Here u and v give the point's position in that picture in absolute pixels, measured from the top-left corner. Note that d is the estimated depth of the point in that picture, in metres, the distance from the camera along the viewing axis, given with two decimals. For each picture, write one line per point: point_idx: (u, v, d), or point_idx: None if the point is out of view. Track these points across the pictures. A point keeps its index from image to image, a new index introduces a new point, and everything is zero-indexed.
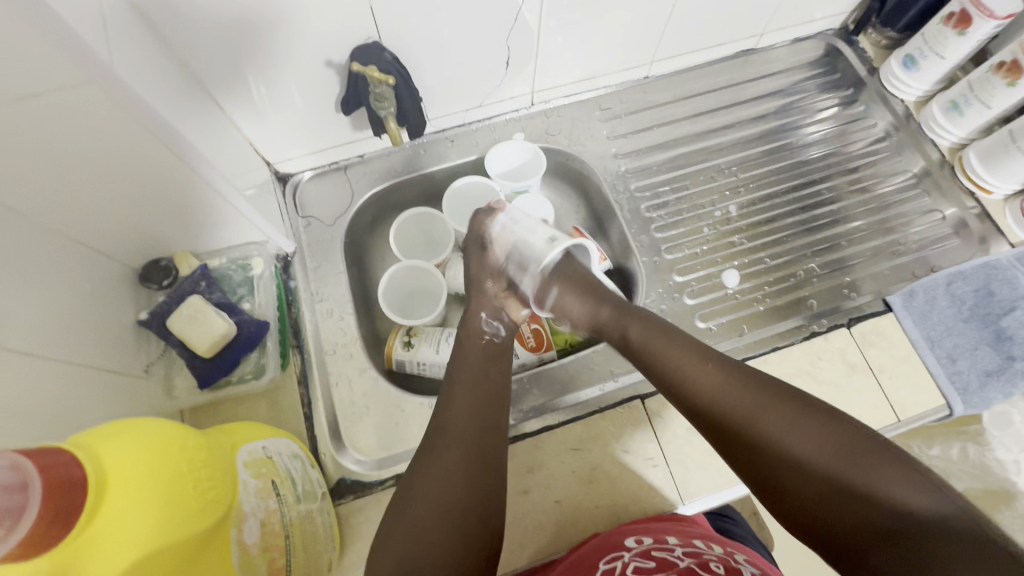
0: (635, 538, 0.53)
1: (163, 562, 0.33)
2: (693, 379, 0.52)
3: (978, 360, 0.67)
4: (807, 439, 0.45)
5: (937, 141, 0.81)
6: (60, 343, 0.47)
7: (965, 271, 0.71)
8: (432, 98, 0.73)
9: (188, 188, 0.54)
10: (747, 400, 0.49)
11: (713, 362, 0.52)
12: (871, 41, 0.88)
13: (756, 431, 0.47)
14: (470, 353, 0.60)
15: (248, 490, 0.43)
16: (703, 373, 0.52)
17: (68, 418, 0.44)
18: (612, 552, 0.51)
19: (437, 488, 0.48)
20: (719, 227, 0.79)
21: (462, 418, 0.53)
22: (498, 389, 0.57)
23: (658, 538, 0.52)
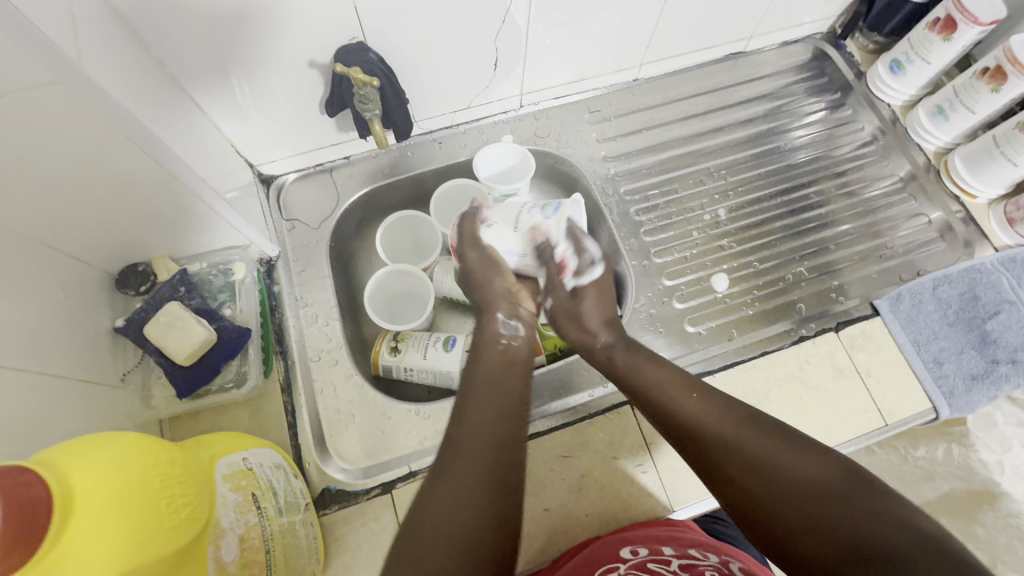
0: (630, 548, 0.52)
1: None
2: (672, 406, 0.54)
3: (964, 363, 0.68)
4: (779, 461, 0.47)
5: (923, 145, 0.82)
6: (29, 353, 0.45)
7: (951, 274, 0.72)
8: (419, 99, 0.72)
9: (166, 192, 0.52)
10: (728, 426, 0.50)
11: (692, 389, 0.55)
12: (859, 45, 0.89)
13: (730, 456, 0.49)
14: (490, 362, 0.58)
15: (227, 505, 0.42)
16: (685, 400, 0.54)
17: (37, 431, 0.42)
18: (607, 564, 0.50)
19: (452, 504, 0.45)
20: (708, 231, 0.79)
21: (490, 431, 0.50)
22: (518, 400, 0.55)
23: (653, 548, 0.51)
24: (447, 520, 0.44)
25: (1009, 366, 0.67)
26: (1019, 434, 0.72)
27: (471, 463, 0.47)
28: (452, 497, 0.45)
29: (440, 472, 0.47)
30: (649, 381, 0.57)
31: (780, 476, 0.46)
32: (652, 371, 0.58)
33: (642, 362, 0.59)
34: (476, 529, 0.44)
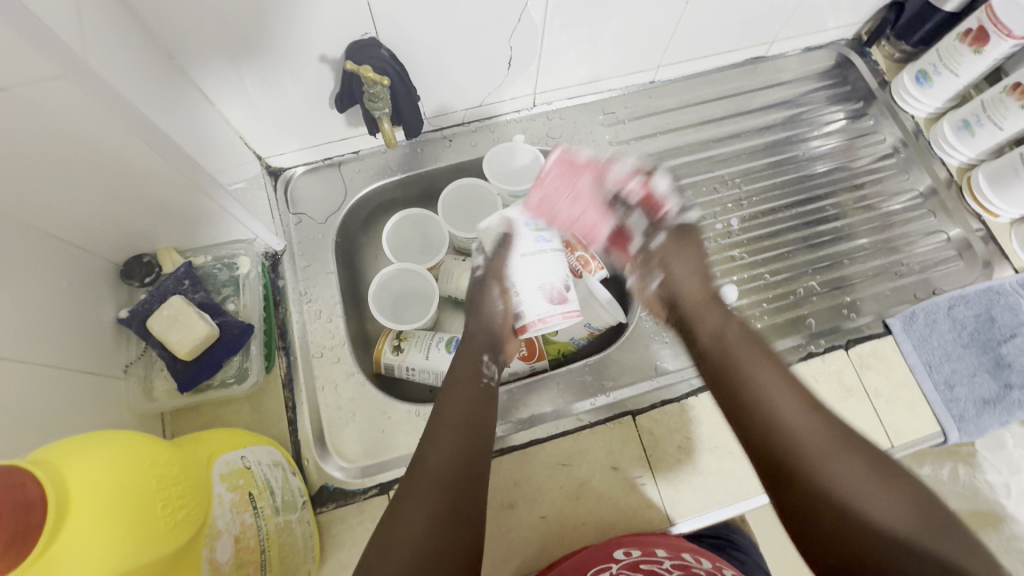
0: (624, 550, 0.53)
1: None
2: (778, 409, 0.53)
3: (976, 387, 0.66)
4: (881, 498, 0.47)
5: (946, 159, 0.80)
6: (30, 343, 0.45)
7: (968, 295, 0.70)
8: (431, 97, 0.71)
9: (170, 185, 0.52)
10: (823, 441, 0.51)
11: (800, 396, 0.54)
12: (884, 53, 0.86)
13: (831, 473, 0.49)
14: (461, 383, 0.58)
15: (223, 505, 0.41)
16: (794, 411, 0.53)
17: (37, 422, 0.43)
18: (601, 563, 0.52)
19: (416, 514, 0.48)
20: (719, 240, 0.78)
21: (451, 463, 0.51)
22: (483, 417, 0.55)
23: (646, 550, 0.53)
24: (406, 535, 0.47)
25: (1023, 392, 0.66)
26: None
27: (430, 493, 0.49)
28: (414, 513, 0.48)
29: (406, 489, 0.50)
30: (753, 372, 0.56)
31: (875, 510, 0.47)
32: (758, 365, 0.56)
33: (747, 356, 0.57)
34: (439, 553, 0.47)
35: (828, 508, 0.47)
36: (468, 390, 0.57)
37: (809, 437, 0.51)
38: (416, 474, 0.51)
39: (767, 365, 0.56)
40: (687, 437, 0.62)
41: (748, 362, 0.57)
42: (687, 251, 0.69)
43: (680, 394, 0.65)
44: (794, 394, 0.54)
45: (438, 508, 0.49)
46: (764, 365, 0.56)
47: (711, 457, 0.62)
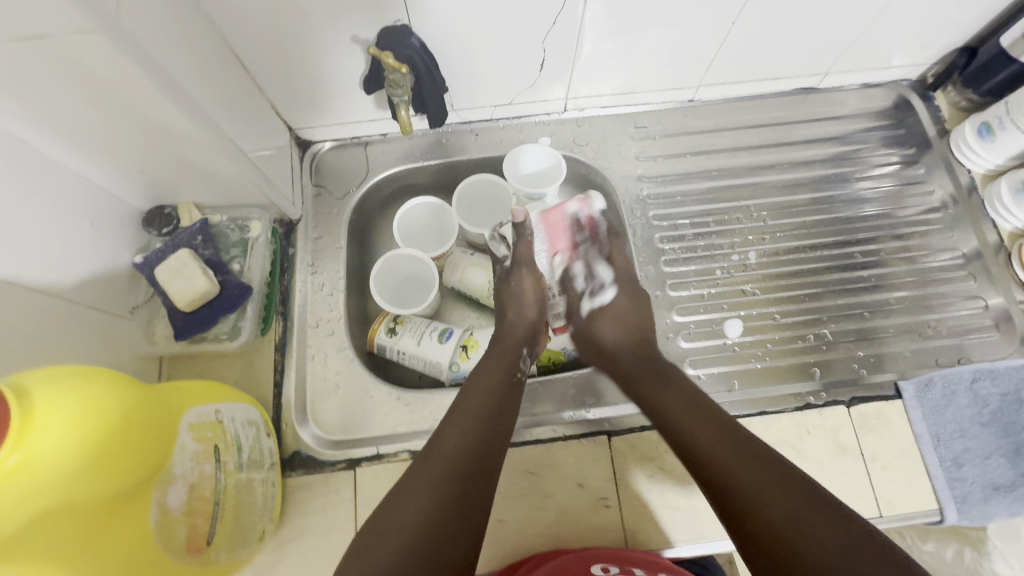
0: (601, 566, 0.53)
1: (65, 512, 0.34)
2: (707, 445, 0.49)
3: (989, 470, 0.61)
4: (820, 520, 0.42)
5: (999, 222, 0.74)
6: (39, 273, 0.48)
7: (997, 370, 0.65)
8: (460, 90, 0.71)
9: (194, 145, 0.54)
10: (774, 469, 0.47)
11: (722, 426, 0.50)
12: (949, 99, 0.81)
13: (772, 510, 0.44)
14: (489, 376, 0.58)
15: (184, 453, 0.43)
16: (720, 441, 0.49)
17: (35, 347, 0.46)
18: None
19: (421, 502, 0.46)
20: (733, 272, 0.75)
21: (464, 451, 0.50)
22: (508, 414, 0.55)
23: (624, 568, 0.53)
24: (396, 521, 0.46)
25: None
26: None
27: (438, 478, 0.48)
28: (413, 501, 0.47)
29: (410, 476, 0.49)
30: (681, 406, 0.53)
31: (812, 543, 0.41)
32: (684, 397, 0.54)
33: (672, 401, 0.54)
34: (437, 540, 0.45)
35: (778, 549, 0.42)
36: (495, 379, 0.58)
37: (746, 476, 0.46)
38: (430, 461, 0.50)
39: (687, 412, 0.52)
40: (660, 466, 0.61)
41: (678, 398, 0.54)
42: (637, 308, 0.66)
43: None
44: (719, 428, 0.50)
45: (444, 491, 0.48)
46: (690, 408, 0.53)
47: (681, 492, 0.60)
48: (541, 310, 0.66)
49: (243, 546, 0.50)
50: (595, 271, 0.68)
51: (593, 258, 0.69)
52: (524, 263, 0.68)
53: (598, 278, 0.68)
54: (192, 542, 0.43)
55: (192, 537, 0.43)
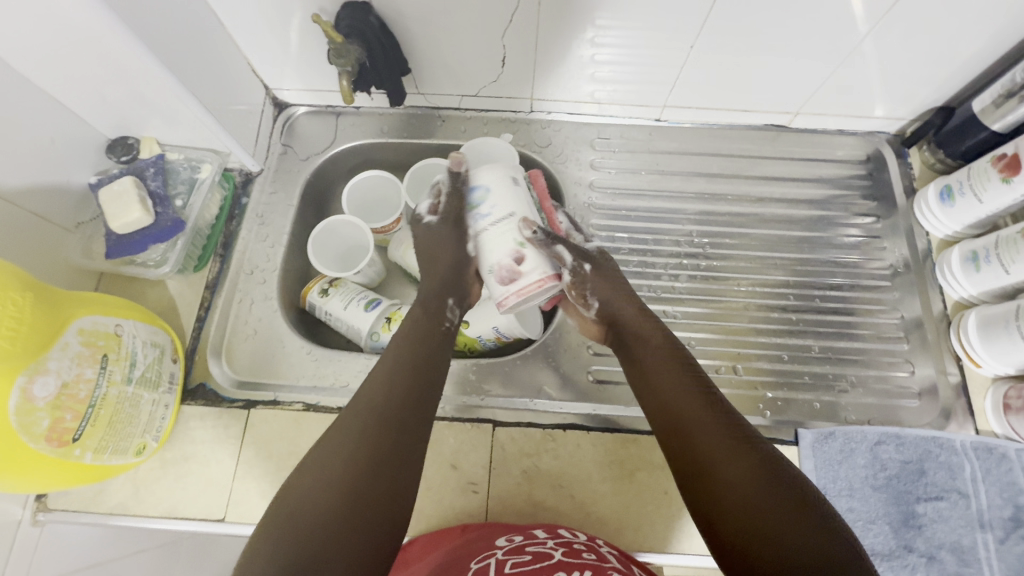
0: (505, 536, 0.54)
1: None
2: (668, 395, 0.54)
3: (870, 535, 0.60)
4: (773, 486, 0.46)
5: (946, 290, 0.72)
6: None
7: (904, 437, 0.63)
8: (427, 75, 0.74)
9: (150, 84, 0.58)
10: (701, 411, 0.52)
11: (700, 394, 0.54)
12: (923, 159, 0.79)
13: (729, 471, 0.47)
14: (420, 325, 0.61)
15: (64, 351, 0.47)
16: (693, 405, 0.53)
17: None
18: (482, 550, 0.52)
19: (349, 442, 0.50)
20: (662, 292, 0.75)
21: (394, 400, 0.53)
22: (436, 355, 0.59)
23: (526, 533, 0.54)
24: (331, 470, 0.48)
25: (922, 559, 0.59)
26: None
27: (369, 425, 0.51)
28: (345, 442, 0.50)
29: (342, 426, 0.51)
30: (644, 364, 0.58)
31: (764, 499, 0.45)
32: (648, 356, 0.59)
33: (659, 360, 0.58)
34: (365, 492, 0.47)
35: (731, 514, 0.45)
36: (435, 337, 0.60)
37: (713, 439, 0.49)
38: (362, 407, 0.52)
39: (666, 369, 0.57)
40: (535, 465, 0.61)
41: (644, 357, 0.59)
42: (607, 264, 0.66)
43: (549, 422, 0.64)
44: (691, 395, 0.54)
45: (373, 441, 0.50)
46: (674, 374, 0.56)
47: (549, 493, 0.60)
48: (463, 266, 0.64)
49: (116, 454, 0.53)
50: (556, 250, 0.59)
51: (551, 239, 0.60)
52: (451, 220, 0.64)
53: (560, 261, 0.59)
54: (55, 433, 0.47)
55: (55, 429, 0.47)
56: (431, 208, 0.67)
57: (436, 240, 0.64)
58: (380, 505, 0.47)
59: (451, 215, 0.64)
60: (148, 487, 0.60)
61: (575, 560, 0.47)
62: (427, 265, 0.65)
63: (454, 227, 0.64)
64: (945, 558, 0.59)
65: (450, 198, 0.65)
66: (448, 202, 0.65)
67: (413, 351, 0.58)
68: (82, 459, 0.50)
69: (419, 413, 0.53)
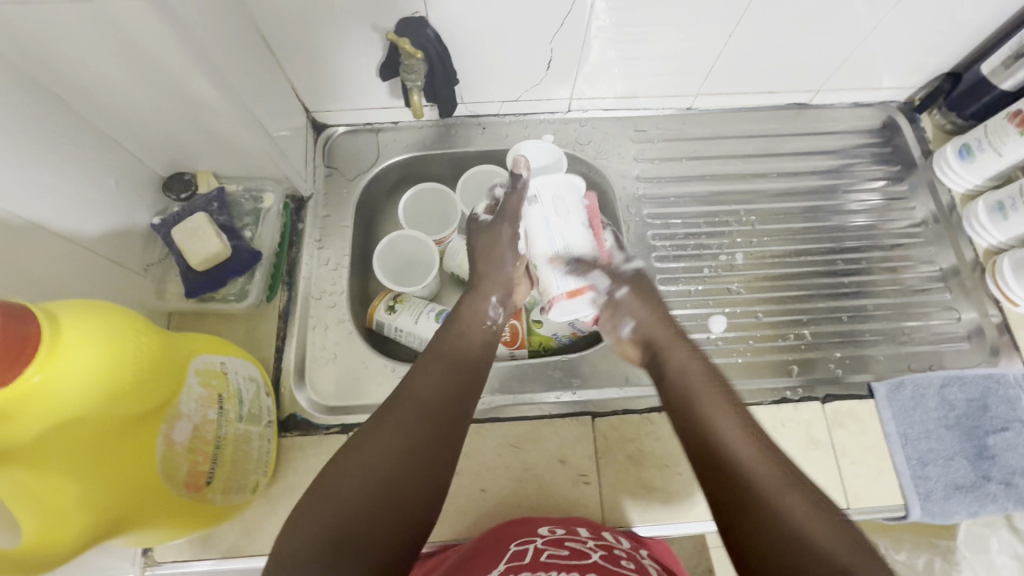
0: (548, 528, 0.55)
1: (78, 433, 0.38)
2: (710, 426, 0.51)
3: (951, 471, 0.65)
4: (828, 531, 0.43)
5: (974, 240, 0.78)
6: (57, 216, 0.51)
7: (965, 377, 0.68)
8: (471, 84, 0.75)
9: (217, 114, 0.57)
10: (743, 449, 0.49)
11: (750, 435, 0.50)
12: (934, 122, 0.85)
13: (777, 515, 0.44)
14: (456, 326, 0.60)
15: (190, 395, 0.46)
16: (740, 441, 0.49)
17: (48, 287, 0.50)
18: (525, 537, 0.53)
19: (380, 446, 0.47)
20: (720, 271, 0.78)
21: (435, 397, 0.52)
22: (471, 365, 0.57)
23: (570, 529, 0.55)
24: (367, 461, 0.46)
25: (1000, 486, 0.64)
26: (1009, 564, 0.68)
27: (410, 419, 0.49)
28: (382, 443, 0.48)
29: (382, 416, 0.50)
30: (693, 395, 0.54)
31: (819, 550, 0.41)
32: (692, 388, 0.55)
33: (702, 395, 0.54)
34: (402, 486, 0.46)
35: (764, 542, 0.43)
36: (472, 341, 0.59)
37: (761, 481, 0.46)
38: (403, 401, 0.51)
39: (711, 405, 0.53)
40: (639, 449, 0.64)
41: (688, 392, 0.55)
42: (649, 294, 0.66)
43: (644, 407, 0.66)
44: (739, 430, 0.50)
45: (412, 436, 0.49)
46: (720, 409, 0.52)
47: (658, 473, 0.63)
48: (517, 261, 0.65)
49: (238, 492, 0.53)
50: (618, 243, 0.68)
51: (609, 235, 0.68)
52: (507, 218, 0.65)
53: (616, 251, 0.68)
54: (192, 478, 0.46)
55: (192, 474, 0.46)
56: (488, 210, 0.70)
57: (489, 234, 0.65)
58: (413, 502, 0.46)
59: (507, 213, 0.66)
60: (258, 525, 0.59)
61: (614, 567, 0.47)
62: (474, 262, 0.66)
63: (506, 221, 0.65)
64: (1020, 483, 0.64)
65: (507, 193, 0.66)
66: (505, 199, 0.66)
67: (454, 348, 0.57)
68: (213, 501, 0.49)
69: (460, 415, 0.52)
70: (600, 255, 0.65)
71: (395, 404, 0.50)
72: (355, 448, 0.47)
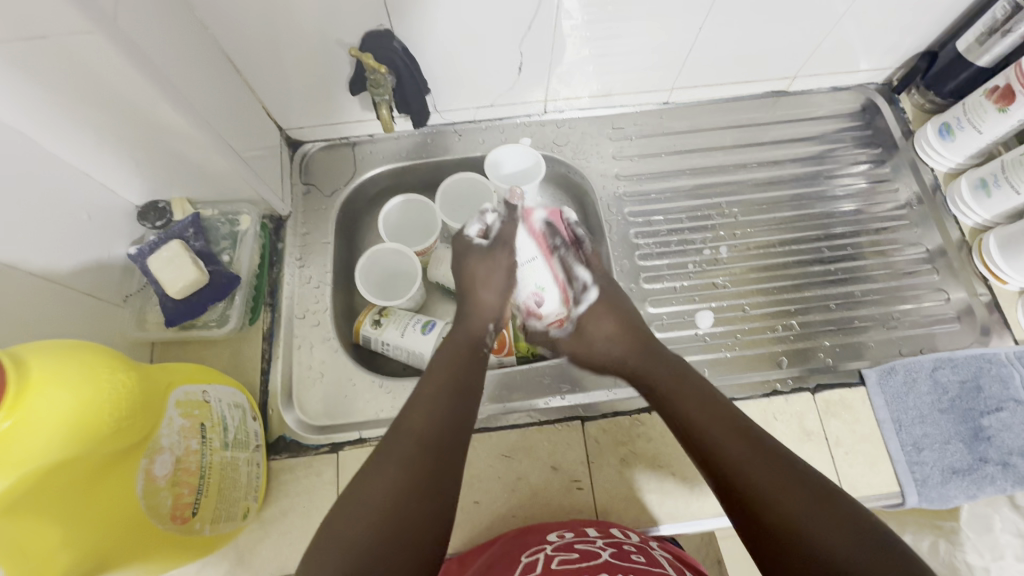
0: (556, 532, 0.55)
1: (54, 478, 0.37)
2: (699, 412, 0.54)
3: (947, 455, 0.64)
4: (822, 496, 0.45)
5: (960, 219, 0.78)
6: (28, 256, 0.51)
7: (956, 358, 0.68)
8: (444, 92, 0.75)
9: (187, 141, 0.57)
10: (731, 427, 0.51)
11: (735, 419, 0.52)
12: (914, 102, 0.84)
13: (777, 495, 0.45)
14: (451, 354, 0.59)
15: (171, 427, 0.46)
16: (731, 427, 0.51)
17: (24, 328, 0.49)
18: (534, 545, 0.53)
19: (381, 481, 0.47)
20: (705, 266, 0.78)
21: (431, 422, 0.51)
22: (466, 386, 0.56)
23: (578, 531, 0.55)
24: (370, 493, 0.46)
25: (998, 467, 0.63)
26: (1015, 544, 0.64)
27: (406, 449, 0.49)
28: (382, 476, 0.47)
29: (382, 448, 0.50)
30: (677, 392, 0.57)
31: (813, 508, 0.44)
32: (673, 386, 0.58)
33: (689, 393, 0.56)
34: (408, 513, 0.45)
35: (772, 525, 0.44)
36: (467, 361, 0.59)
37: (755, 467, 0.47)
38: (401, 429, 0.51)
39: (696, 396, 0.56)
40: (631, 451, 0.64)
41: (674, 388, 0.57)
42: (619, 304, 0.69)
43: (635, 409, 0.66)
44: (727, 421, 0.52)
45: (413, 463, 0.48)
46: (702, 400, 0.55)
47: (652, 474, 0.63)
48: (509, 286, 0.68)
49: (227, 521, 0.53)
50: (575, 272, 0.69)
51: (571, 261, 0.70)
52: (505, 244, 0.69)
53: (578, 280, 0.70)
54: (177, 510, 0.46)
55: (177, 505, 0.46)
56: (482, 231, 0.71)
57: (486, 261, 0.68)
58: (422, 532, 0.45)
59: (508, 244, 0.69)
60: (254, 551, 0.59)
61: (623, 563, 0.47)
62: (470, 287, 0.67)
63: (504, 248, 0.69)
64: (1018, 463, 0.63)
65: (507, 223, 0.70)
66: (504, 228, 0.70)
67: (449, 372, 0.57)
68: (202, 532, 0.50)
69: (458, 435, 0.52)
70: (556, 296, 0.69)
71: (393, 434, 0.50)
72: (358, 484, 0.47)
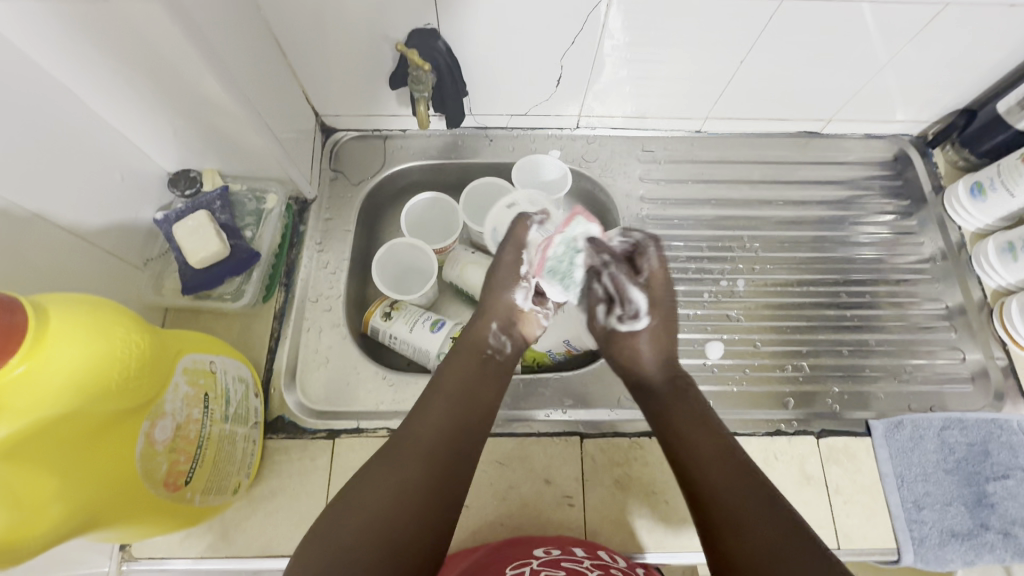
0: (543, 548, 0.54)
1: (59, 431, 0.37)
2: (700, 449, 0.51)
3: (948, 517, 0.63)
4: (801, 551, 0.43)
5: (983, 279, 0.77)
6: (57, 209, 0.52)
7: (966, 421, 0.67)
8: (480, 96, 0.75)
9: (226, 116, 0.58)
10: (723, 467, 0.49)
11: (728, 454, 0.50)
12: (948, 158, 0.84)
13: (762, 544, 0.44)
14: (464, 362, 0.58)
15: (177, 393, 0.46)
16: (719, 462, 0.50)
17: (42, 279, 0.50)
18: (519, 559, 0.53)
19: (379, 490, 0.47)
20: (721, 297, 0.77)
21: (436, 435, 0.51)
22: (477, 401, 0.55)
23: (565, 549, 0.54)
24: (368, 501, 0.46)
25: (998, 536, 0.62)
26: None
27: (409, 459, 0.49)
28: (384, 483, 0.47)
29: (382, 458, 0.50)
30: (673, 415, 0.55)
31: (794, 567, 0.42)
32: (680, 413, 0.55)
33: (700, 438, 0.52)
34: (406, 532, 0.45)
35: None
36: (465, 365, 0.58)
37: (745, 504, 0.47)
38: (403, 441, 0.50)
39: (693, 423, 0.54)
40: (627, 474, 0.63)
41: (681, 417, 0.55)
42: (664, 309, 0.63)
43: (635, 431, 0.65)
44: (734, 467, 0.49)
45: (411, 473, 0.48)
46: (700, 426, 0.53)
47: (647, 499, 0.62)
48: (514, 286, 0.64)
49: (218, 494, 0.53)
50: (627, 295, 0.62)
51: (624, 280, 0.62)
52: (508, 243, 0.65)
53: (632, 305, 0.62)
54: (171, 477, 0.46)
55: (171, 473, 0.46)
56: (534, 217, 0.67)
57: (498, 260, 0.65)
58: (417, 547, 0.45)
59: (514, 240, 0.64)
60: (239, 528, 0.59)
61: None
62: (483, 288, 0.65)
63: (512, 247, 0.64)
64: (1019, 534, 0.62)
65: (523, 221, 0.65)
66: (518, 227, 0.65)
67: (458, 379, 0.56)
68: (192, 501, 0.50)
69: (460, 448, 0.51)
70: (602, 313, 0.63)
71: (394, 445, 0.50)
72: (358, 489, 0.47)
